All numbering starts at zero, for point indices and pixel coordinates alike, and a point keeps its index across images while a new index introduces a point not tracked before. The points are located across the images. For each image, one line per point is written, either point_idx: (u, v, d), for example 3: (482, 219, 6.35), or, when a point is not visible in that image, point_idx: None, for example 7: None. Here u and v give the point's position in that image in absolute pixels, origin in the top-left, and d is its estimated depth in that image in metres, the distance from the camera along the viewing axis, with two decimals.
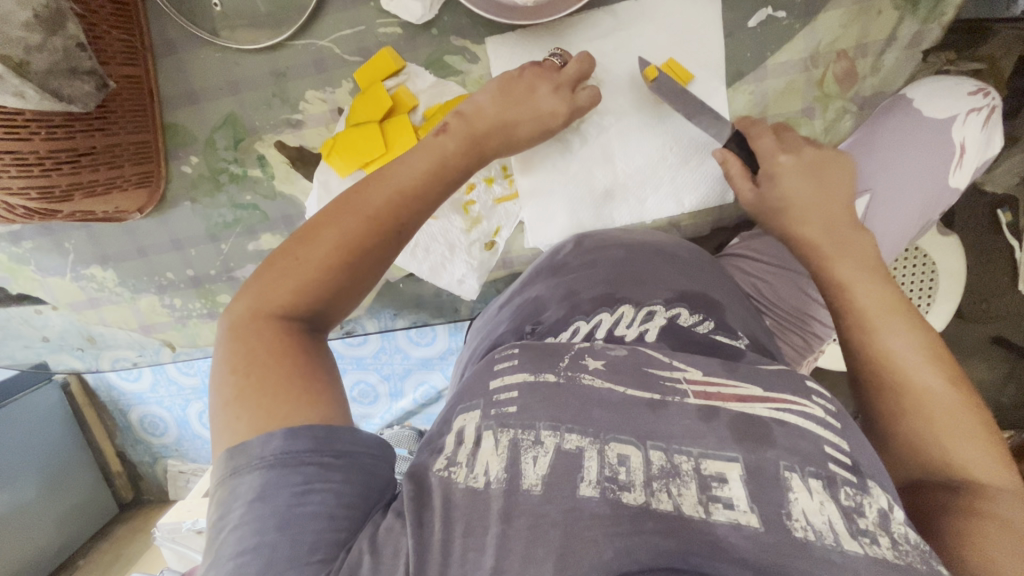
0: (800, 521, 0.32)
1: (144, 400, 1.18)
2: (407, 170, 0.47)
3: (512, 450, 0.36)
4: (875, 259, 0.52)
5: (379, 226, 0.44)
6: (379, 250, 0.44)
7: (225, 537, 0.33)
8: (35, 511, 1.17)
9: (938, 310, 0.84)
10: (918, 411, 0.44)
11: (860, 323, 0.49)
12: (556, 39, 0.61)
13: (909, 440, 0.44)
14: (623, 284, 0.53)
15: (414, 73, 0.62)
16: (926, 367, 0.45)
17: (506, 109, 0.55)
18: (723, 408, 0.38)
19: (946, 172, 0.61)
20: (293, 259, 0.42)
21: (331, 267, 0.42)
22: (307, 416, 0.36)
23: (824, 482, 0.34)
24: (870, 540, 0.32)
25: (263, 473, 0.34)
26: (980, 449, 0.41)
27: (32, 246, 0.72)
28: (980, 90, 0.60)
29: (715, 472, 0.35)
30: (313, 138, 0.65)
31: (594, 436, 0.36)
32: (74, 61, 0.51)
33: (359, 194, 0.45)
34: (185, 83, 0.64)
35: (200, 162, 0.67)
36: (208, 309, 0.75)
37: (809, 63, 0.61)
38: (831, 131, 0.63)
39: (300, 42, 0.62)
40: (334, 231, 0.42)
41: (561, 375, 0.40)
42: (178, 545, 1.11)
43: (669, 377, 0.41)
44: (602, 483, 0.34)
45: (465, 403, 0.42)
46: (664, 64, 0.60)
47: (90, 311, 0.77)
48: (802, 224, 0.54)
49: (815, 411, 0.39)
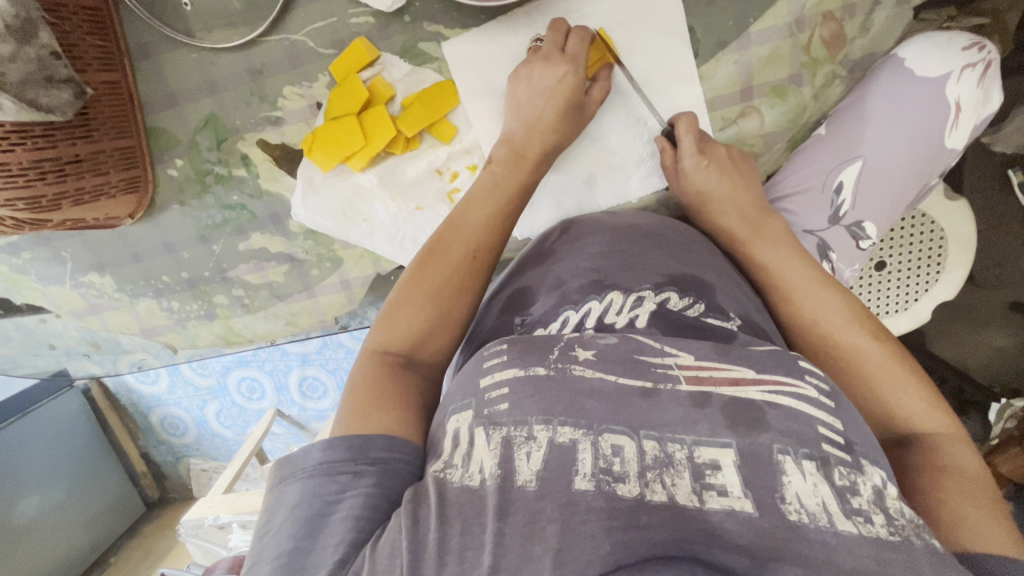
0: (794, 504, 0.32)
1: (162, 402, 1.21)
2: (475, 202, 0.53)
3: (504, 447, 0.35)
4: (793, 239, 0.57)
5: (464, 262, 0.50)
6: (461, 281, 0.49)
7: (267, 541, 0.34)
8: (64, 514, 1.21)
9: (949, 276, 0.82)
10: (856, 366, 0.48)
11: (789, 293, 0.53)
12: (518, 14, 0.59)
13: (853, 395, 0.47)
14: (612, 269, 0.52)
15: (389, 62, 0.61)
16: (847, 325, 0.49)
17: (526, 116, 0.56)
18: (717, 394, 0.38)
19: (943, 132, 0.59)
20: (401, 303, 0.48)
21: (428, 299, 0.48)
22: (372, 429, 0.39)
23: (817, 463, 0.34)
24: (864, 519, 0.32)
25: (304, 482, 0.36)
26: (917, 397, 0.45)
27: (31, 256, 0.74)
28: (975, 44, 0.57)
29: (709, 459, 0.34)
30: (294, 134, 0.65)
31: (588, 428, 0.36)
32: (50, 70, 0.51)
33: (441, 240, 0.51)
34: (163, 86, 0.64)
35: (185, 164, 0.67)
36: (206, 310, 0.76)
37: (794, 27, 0.58)
38: (820, 98, 0.61)
39: (273, 38, 0.61)
40: (433, 273, 0.49)
41: (553, 368, 0.40)
42: (202, 539, 1.14)
43: (660, 364, 0.40)
44: (596, 476, 0.33)
45: (457, 402, 0.41)
46: (598, 34, 0.57)
47: (91, 318, 0.78)
48: (727, 207, 0.58)
49: (807, 392, 0.39)
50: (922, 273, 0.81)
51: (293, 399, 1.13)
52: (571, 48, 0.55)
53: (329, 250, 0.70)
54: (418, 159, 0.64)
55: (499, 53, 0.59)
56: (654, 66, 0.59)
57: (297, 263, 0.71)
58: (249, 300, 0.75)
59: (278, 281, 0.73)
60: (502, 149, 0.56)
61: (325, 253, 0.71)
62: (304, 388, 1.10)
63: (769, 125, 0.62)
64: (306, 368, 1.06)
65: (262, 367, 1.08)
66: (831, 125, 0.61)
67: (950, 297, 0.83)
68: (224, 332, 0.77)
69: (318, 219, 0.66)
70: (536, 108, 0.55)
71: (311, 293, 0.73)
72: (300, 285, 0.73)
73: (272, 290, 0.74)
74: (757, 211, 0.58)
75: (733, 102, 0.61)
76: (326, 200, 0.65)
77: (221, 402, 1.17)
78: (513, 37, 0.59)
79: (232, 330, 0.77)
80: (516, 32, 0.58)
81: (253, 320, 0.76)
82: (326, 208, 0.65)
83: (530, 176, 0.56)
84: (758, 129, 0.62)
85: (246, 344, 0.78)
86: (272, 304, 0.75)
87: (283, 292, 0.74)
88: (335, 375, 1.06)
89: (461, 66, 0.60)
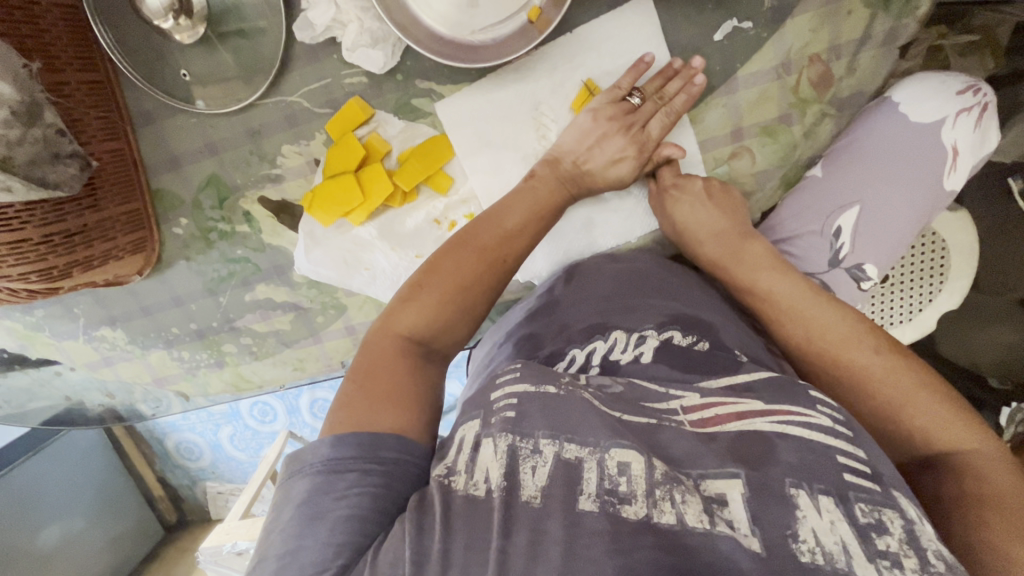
0: (808, 544, 0.32)
1: (176, 428, 1.23)
2: (511, 205, 0.54)
3: (510, 458, 0.36)
4: (778, 256, 0.56)
5: (491, 262, 0.50)
6: (484, 278, 0.49)
7: (274, 538, 0.36)
8: (84, 547, 1.24)
9: (953, 284, 0.81)
10: (862, 382, 0.47)
11: (790, 309, 0.52)
12: (506, 70, 0.60)
13: (871, 415, 0.47)
14: (613, 312, 0.53)
15: (384, 120, 0.62)
16: (854, 341, 0.49)
17: (587, 142, 0.56)
18: (722, 433, 0.39)
19: (941, 175, 0.59)
20: (425, 285, 0.48)
21: (450, 294, 0.48)
22: (384, 424, 0.39)
23: (834, 499, 0.35)
24: (890, 564, 0.32)
25: (312, 478, 0.37)
26: (939, 411, 0.44)
27: (44, 314, 0.76)
28: (970, 88, 0.59)
29: (716, 493, 0.35)
30: (294, 191, 0.66)
31: (594, 445, 0.37)
32: (56, 147, 0.52)
33: (468, 233, 0.51)
34: (166, 150, 0.66)
35: (190, 223, 0.69)
36: (215, 358, 0.77)
37: (781, 70, 0.58)
38: (811, 136, 0.61)
39: (270, 101, 0.63)
40: (459, 263, 0.49)
41: (563, 388, 0.41)
42: (223, 565, 1.16)
43: (666, 410, 0.42)
44: (601, 497, 0.34)
45: (467, 416, 0.43)
46: (583, 85, 0.59)
47: (105, 369, 0.80)
48: (713, 238, 0.58)
49: (822, 421, 0.39)
50: (926, 283, 0.81)
51: (305, 421, 1.14)
52: (650, 86, 0.57)
53: (333, 298, 0.72)
54: (416, 210, 0.65)
55: (489, 105, 0.60)
56: None
57: (302, 310, 0.73)
58: (257, 347, 0.76)
59: (284, 329, 0.74)
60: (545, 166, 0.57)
61: (329, 301, 0.72)
62: (314, 411, 1.12)
63: (760, 164, 0.62)
64: (316, 391, 1.07)
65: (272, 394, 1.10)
66: (827, 167, 0.61)
67: (955, 305, 0.83)
68: (234, 379, 0.78)
69: (321, 271, 0.67)
70: (590, 142, 0.56)
71: (317, 338, 0.74)
72: (306, 331, 0.74)
73: (279, 337, 0.75)
74: (743, 229, 0.58)
75: (724, 143, 0.61)
76: (328, 252, 0.66)
77: (234, 426, 1.19)
78: (510, 87, 0.60)
79: (242, 376, 0.78)
80: (502, 85, 0.60)
81: (261, 365, 0.77)
82: (329, 258, 0.67)
83: (575, 189, 0.57)
84: (750, 168, 0.62)
85: (255, 389, 0.80)
86: (279, 350, 0.76)
87: (290, 338, 0.75)
88: None
89: (455, 117, 0.61)
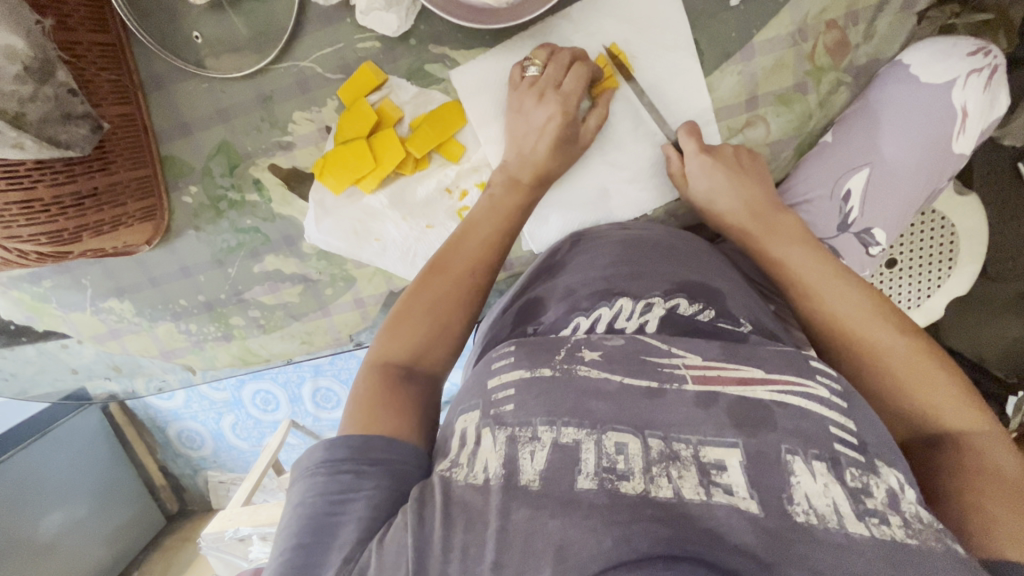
0: (802, 505, 0.31)
1: (179, 416, 1.23)
2: (480, 218, 0.55)
3: (509, 447, 0.36)
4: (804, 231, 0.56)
5: (470, 281, 0.51)
6: (461, 294, 0.50)
7: (277, 536, 0.36)
8: (87, 529, 1.23)
9: (961, 272, 0.81)
10: (877, 362, 0.47)
11: (806, 289, 0.52)
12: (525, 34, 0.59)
13: (878, 394, 0.46)
14: (621, 278, 0.52)
15: (397, 85, 0.62)
16: (873, 322, 0.48)
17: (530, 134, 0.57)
18: (723, 394, 0.38)
19: (950, 137, 0.59)
20: (405, 315, 0.48)
21: (430, 315, 0.48)
22: (376, 429, 0.40)
23: (827, 464, 0.34)
24: (878, 520, 0.31)
25: (305, 481, 0.38)
26: (947, 394, 0.44)
27: (52, 284, 0.75)
28: (980, 49, 0.58)
29: (714, 460, 0.34)
30: (305, 158, 0.66)
31: (591, 427, 0.36)
32: (68, 107, 0.52)
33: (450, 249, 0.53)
34: (177, 116, 0.65)
35: (199, 191, 0.68)
36: (223, 331, 0.77)
37: (797, 37, 0.58)
38: (825, 106, 0.61)
39: (282, 66, 0.63)
40: (435, 286, 0.50)
41: (558, 368, 0.40)
42: (224, 552, 1.15)
43: (667, 363, 0.40)
44: (599, 475, 0.33)
45: (465, 404, 0.42)
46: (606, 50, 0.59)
47: (112, 342, 0.80)
48: (728, 210, 0.58)
49: (818, 391, 0.38)
50: (934, 270, 0.81)
51: (307, 410, 1.14)
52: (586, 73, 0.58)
53: (343, 270, 0.71)
54: (427, 178, 0.65)
55: (501, 74, 0.60)
56: (660, 75, 0.59)
57: (310, 282, 0.72)
58: (265, 320, 0.76)
59: (293, 301, 0.74)
60: (498, 175, 0.58)
61: (338, 273, 0.72)
62: (318, 399, 1.12)
63: (774, 134, 0.62)
64: (319, 379, 1.07)
65: (275, 380, 1.09)
66: (838, 133, 0.61)
67: (961, 293, 0.83)
68: (241, 353, 0.78)
69: (331, 240, 0.67)
70: (532, 130, 0.57)
71: (326, 311, 0.74)
72: (315, 304, 0.74)
73: (287, 310, 0.75)
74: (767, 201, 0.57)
75: (738, 112, 0.61)
76: (338, 221, 0.66)
77: (236, 415, 1.19)
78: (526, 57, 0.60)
79: (249, 350, 0.78)
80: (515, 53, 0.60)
81: (269, 339, 0.77)
82: (339, 228, 0.66)
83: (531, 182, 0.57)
84: (764, 137, 0.62)
85: (263, 363, 0.79)
86: (287, 324, 0.75)
87: (298, 311, 0.75)
88: (348, 386, 1.07)
89: (470, 83, 0.61)
